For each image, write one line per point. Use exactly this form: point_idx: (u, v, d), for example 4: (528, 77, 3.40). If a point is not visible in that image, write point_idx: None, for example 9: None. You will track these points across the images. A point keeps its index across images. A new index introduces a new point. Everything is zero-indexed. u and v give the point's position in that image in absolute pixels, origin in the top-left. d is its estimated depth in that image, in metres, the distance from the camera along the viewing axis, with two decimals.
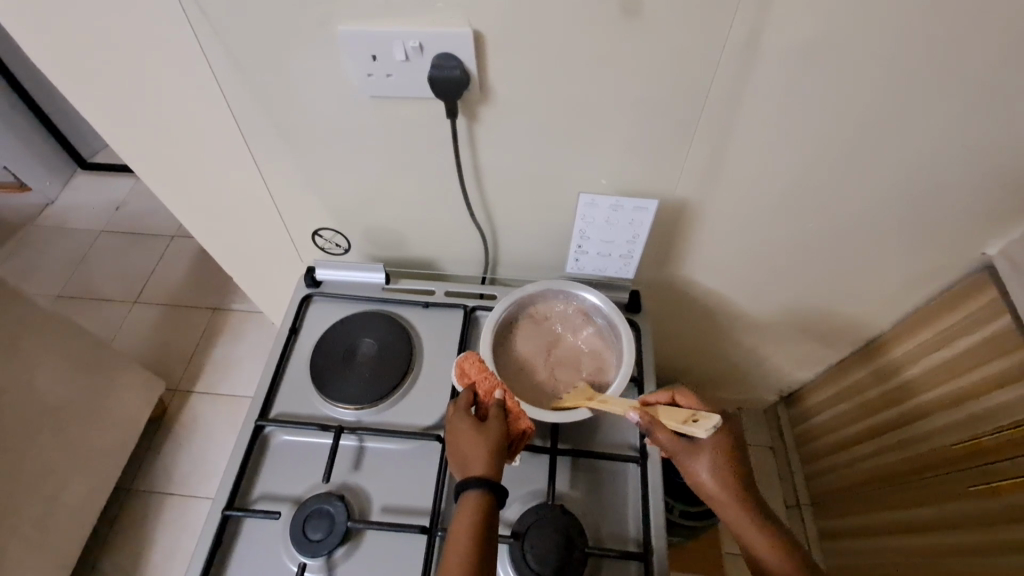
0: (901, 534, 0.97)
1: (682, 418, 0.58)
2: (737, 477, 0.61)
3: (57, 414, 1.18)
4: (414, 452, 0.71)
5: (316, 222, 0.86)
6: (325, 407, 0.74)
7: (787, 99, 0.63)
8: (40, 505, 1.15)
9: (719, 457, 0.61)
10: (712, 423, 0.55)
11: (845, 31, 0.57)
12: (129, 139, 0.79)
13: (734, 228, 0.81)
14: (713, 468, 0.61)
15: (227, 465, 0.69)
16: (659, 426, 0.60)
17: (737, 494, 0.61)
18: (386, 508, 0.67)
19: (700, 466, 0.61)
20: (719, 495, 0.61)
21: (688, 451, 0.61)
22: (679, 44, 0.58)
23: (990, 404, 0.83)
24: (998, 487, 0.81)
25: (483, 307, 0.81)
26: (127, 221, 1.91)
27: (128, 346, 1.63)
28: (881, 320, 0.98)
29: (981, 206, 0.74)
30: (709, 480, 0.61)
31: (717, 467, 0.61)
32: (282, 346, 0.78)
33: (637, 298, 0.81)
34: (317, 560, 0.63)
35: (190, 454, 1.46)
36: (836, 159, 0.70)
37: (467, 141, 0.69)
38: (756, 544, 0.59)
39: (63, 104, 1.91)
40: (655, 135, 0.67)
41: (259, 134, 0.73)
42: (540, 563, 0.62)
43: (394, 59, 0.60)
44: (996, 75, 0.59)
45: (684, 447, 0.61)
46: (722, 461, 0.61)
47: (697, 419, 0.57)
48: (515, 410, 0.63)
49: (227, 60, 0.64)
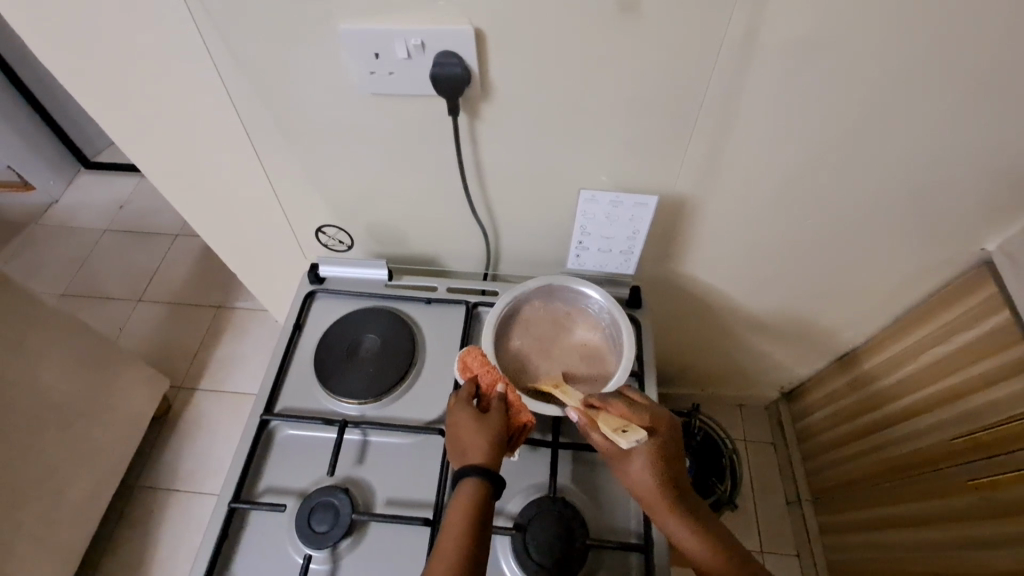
0: (900, 528, 0.97)
1: (613, 425, 0.59)
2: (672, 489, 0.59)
3: (63, 410, 1.19)
4: (418, 446, 0.71)
5: (319, 220, 0.87)
6: (329, 401, 0.75)
7: (784, 96, 0.64)
8: (46, 501, 1.16)
9: (650, 463, 0.60)
10: (636, 437, 0.57)
11: (842, 28, 0.57)
12: (134, 137, 0.80)
13: (734, 224, 0.82)
14: (646, 476, 0.60)
15: (233, 459, 0.70)
16: (594, 432, 0.62)
17: (672, 503, 0.59)
18: (390, 501, 0.68)
19: (631, 473, 0.60)
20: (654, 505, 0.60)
21: (620, 456, 0.61)
22: (677, 42, 0.59)
23: (988, 399, 0.84)
24: (997, 481, 0.82)
25: (485, 303, 0.82)
26: (131, 220, 1.92)
27: (133, 343, 1.64)
28: (881, 316, 0.99)
29: (980, 202, 0.75)
30: (643, 487, 0.60)
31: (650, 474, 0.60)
32: (286, 342, 0.79)
33: (637, 294, 0.82)
34: (322, 551, 0.64)
35: (195, 451, 1.47)
36: (835, 155, 0.70)
37: (469, 138, 0.70)
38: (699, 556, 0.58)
39: (66, 103, 1.91)
40: (655, 131, 0.68)
41: (263, 131, 0.74)
42: (541, 554, 0.63)
43: (396, 56, 0.61)
44: (992, 71, 0.60)
45: (615, 451, 0.61)
46: (653, 468, 0.60)
47: (625, 428, 0.59)
48: (516, 403, 0.64)
49: (230, 57, 0.64)
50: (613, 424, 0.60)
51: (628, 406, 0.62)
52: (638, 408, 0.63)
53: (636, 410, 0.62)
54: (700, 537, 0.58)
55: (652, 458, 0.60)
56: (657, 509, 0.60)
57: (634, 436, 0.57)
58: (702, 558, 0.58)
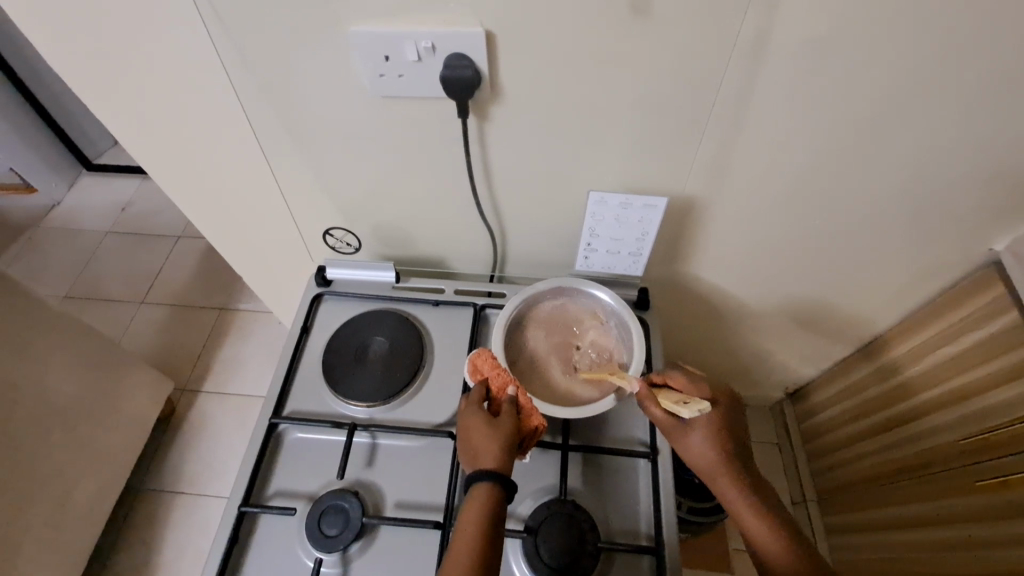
0: (908, 529, 0.97)
1: (676, 399, 0.62)
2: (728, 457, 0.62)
3: (68, 413, 1.19)
4: (427, 449, 0.71)
5: (326, 222, 0.87)
6: (338, 405, 0.75)
7: (794, 98, 0.64)
8: (52, 504, 1.16)
9: (708, 434, 0.62)
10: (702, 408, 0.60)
11: (853, 29, 0.57)
12: (141, 139, 0.80)
13: (742, 225, 0.82)
14: (703, 445, 0.62)
15: (242, 462, 0.69)
16: (654, 409, 0.63)
17: (730, 472, 0.61)
18: (400, 504, 0.68)
19: (690, 440, 0.63)
20: (712, 471, 0.62)
21: (678, 427, 0.63)
22: (687, 43, 0.58)
23: (996, 399, 0.83)
24: (1005, 481, 0.81)
25: (493, 305, 0.82)
26: (133, 222, 1.92)
27: (137, 345, 1.64)
28: (888, 316, 0.99)
29: (989, 202, 0.75)
30: (702, 455, 0.62)
31: (708, 442, 0.62)
32: (294, 345, 0.79)
33: (645, 295, 0.82)
34: (332, 555, 0.64)
35: (199, 453, 1.47)
36: (844, 156, 0.70)
37: (477, 140, 0.70)
38: (752, 526, 0.59)
39: (68, 105, 1.91)
40: (664, 133, 0.67)
41: (271, 133, 0.74)
42: (552, 557, 0.63)
43: (406, 59, 0.61)
44: (1001, 73, 0.60)
45: (673, 423, 0.63)
46: (713, 437, 0.62)
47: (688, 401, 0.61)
48: (527, 407, 0.64)
49: (239, 59, 0.64)
50: (675, 398, 0.63)
51: (689, 380, 0.66)
52: (699, 383, 0.66)
53: (696, 384, 0.65)
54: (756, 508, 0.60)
55: (711, 428, 0.63)
56: (716, 477, 0.62)
57: (697, 408, 0.60)
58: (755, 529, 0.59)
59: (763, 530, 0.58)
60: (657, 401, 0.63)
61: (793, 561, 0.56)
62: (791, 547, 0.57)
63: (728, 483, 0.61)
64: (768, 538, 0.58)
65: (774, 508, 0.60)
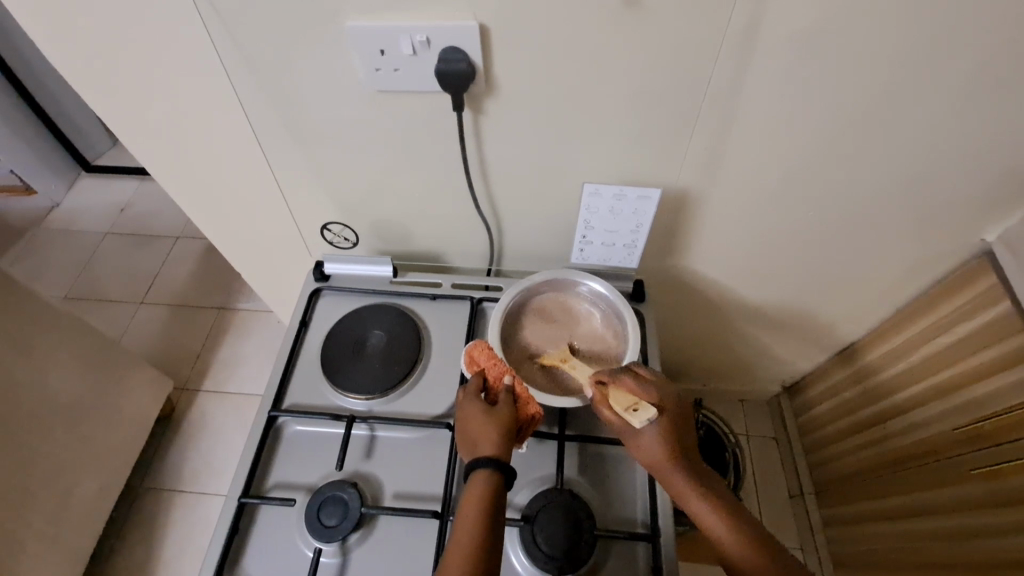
0: (905, 519, 0.97)
1: (625, 405, 0.61)
2: (682, 463, 0.60)
3: (68, 411, 1.19)
4: (424, 441, 0.72)
5: (324, 217, 0.87)
6: (336, 398, 0.75)
7: (785, 90, 0.64)
8: (52, 501, 1.17)
9: (660, 440, 0.60)
10: (649, 415, 0.60)
11: (843, 20, 0.58)
12: (140, 135, 0.80)
13: (736, 217, 0.83)
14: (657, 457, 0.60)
15: (242, 455, 0.70)
16: (604, 408, 0.63)
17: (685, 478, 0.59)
18: (398, 494, 0.68)
19: (640, 447, 0.61)
20: (666, 477, 0.60)
21: (629, 432, 0.61)
22: (679, 34, 0.59)
23: (989, 388, 0.84)
24: (999, 470, 0.82)
25: (489, 299, 0.82)
26: (132, 222, 1.93)
27: (136, 345, 1.64)
28: (882, 308, 1.00)
29: (979, 192, 0.75)
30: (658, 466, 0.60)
31: (661, 449, 0.60)
32: (292, 339, 0.80)
33: (640, 287, 0.82)
34: (332, 545, 0.64)
35: (199, 451, 1.48)
36: (836, 148, 0.71)
37: (473, 133, 0.71)
38: (724, 541, 0.57)
39: (66, 106, 1.92)
40: (658, 126, 0.68)
41: (270, 129, 0.74)
42: (549, 545, 0.64)
43: (402, 53, 0.61)
44: (989, 63, 0.60)
45: (625, 427, 0.62)
46: (664, 446, 0.60)
47: (636, 407, 0.61)
48: (524, 395, 0.65)
49: (237, 55, 0.65)
50: (624, 402, 0.62)
51: (637, 383, 0.64)
52: (646, 384, 0.64)
53: (643, 386, 0.64)
54: (730, 524, 0.57)
55: (662, 434, 0.60)
56: (672, 483, 0.60)
57: (645, 416, 0.60)
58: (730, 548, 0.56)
59: (734, 542, 0.56)
60: (609, 404, 0.63)
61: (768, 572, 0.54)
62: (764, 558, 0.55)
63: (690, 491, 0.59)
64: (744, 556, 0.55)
65: (739, 514, 0.58)
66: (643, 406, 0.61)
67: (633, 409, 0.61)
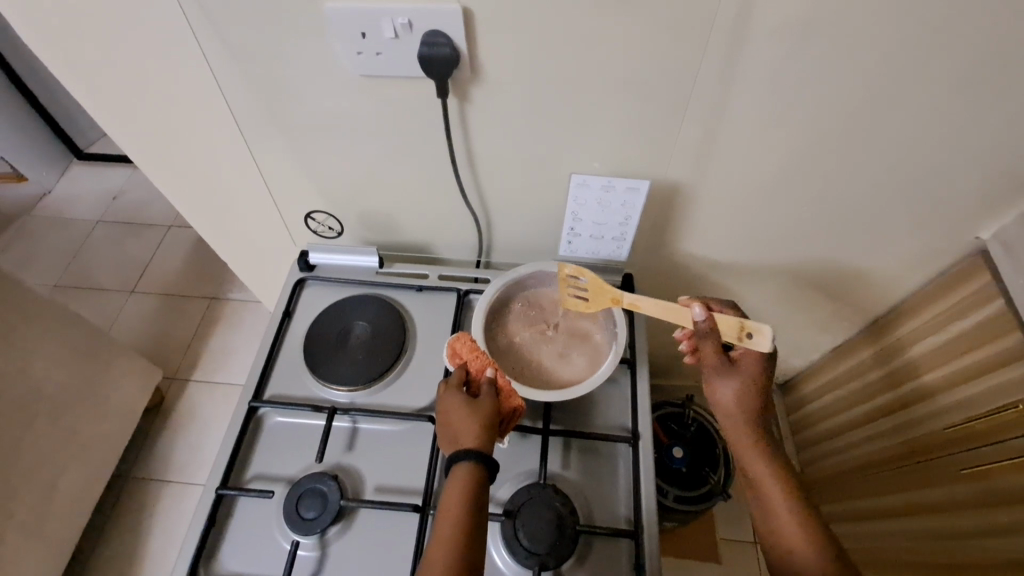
0: (896, 518, 0.96)
1: (739, 332, 0.60)
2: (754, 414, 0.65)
3: (53, 400, 1.18)
4: (407, 433, 0.71)
5: (309, 206, 0.86)
6: (319, 389, 0.74)
7: (777, 81, 0.63)
8: (36, 492, 1.16)
9: (741, 390, 0.65)
10: (767, 339, 0.58)
11: (836, 10, 0.56)
12: (121, 120, 0.79)
13: (728, 211, 0.81)
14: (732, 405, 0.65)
15: (221, 445, 0.69)
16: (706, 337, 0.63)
17: (750, 429, 0.64)
18: (379, 488, 0.68)
19: (718, 388, 0.65)
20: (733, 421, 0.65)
21: (719, 371, 0.65)
22: (668, 20, 0.57)
23: (980, 388, 0.83)
24: (989, 470, 0.81)
25: (476, 291, 0.81)
26: (124, 211, 1.91)
27: (125, 335, 1.63)
28: (876, 304, 0.98)
29: (974, 187, 0.74)
30: (730, 419, 0.66)
31: (740, 397, 0.65)
32: (275, 329, 0.78)
33: (629, 281, 0.81)
34: (310, 538, 0.63)
35: (187, 442, 1.47)
36: (828, 141, 0.70)
37: (458, 121, 0.69)
38: (770, 489, 0.62)
39: (56, 91, 1.89)
40: (648, 117, 0.67)
41: (252, 115, 0.73)
42: (531, 541, 0.63)
43: (383, 36, 0.60)
44: (986, 56, 0.59)
45: (718, 365, 0.64)
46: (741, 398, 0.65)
47: (751, 334, 0.60)
48: (506, 388, 0.64)
49: (215, 37, 0.63)
50: (737, 330, 0.61)
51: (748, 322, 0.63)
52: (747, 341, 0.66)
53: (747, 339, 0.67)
54: (790, 506, 0.60)
55: (747, 388, 0.65)
56: (737, 428, 0.65)
57: (763, 339, 0.58)
58: (785, 527, 0.60)
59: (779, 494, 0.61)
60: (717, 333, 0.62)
61: (800, 527, 0.59)
62: (804, 520, 0.59)
63: (748, 440, 0.64)
64: (798, 541, 0.58)
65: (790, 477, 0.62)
66: (758, 332, 0.59)
67: (746, 336, 0.60)
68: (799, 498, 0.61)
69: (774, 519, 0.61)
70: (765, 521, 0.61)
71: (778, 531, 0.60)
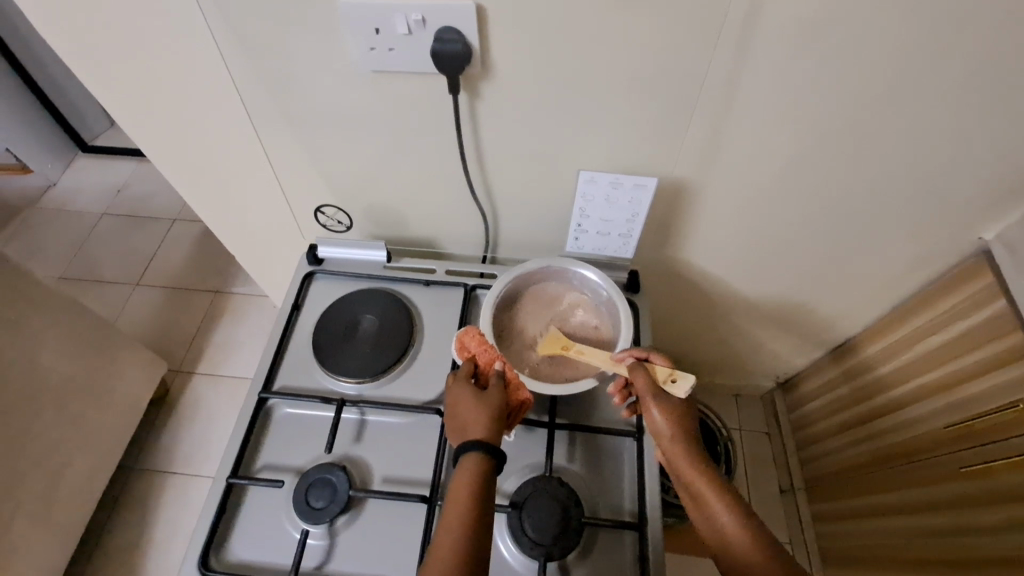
0: (894, 515, 0.97)
1: (665, 375, 0.65)
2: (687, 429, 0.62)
3: (60, 391, 1.19)
4: (414, 426, 0.72)
5: (318, 200, 0.87)
6: (328, 380, 0.75)
7: (785, 80, 0.64)
8: (43, 481, 1.16)
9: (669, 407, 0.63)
10: (691, 384, 0.64)
11: (844, 10, 0.57)
12: (132, 113, 0.79)
13: (733, 210, 0.82)
14: (664, 429, 0.62)
15: (231, 435, 0.70)
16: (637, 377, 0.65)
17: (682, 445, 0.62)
18: (386, 479, 0.68)
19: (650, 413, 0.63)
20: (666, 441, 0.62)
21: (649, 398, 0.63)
22: (678, 18, 0.58)
23: (981, 387, 0.84)
24: (988, 468, 0.82)
25: (483, 285, 0.82)
26: (129, 204, 1.92)
27: (130, 327, 1.64)
28: (879, 304, 0.99)
29: (977, 189, 0.75)
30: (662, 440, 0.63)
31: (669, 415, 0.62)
32: (284, 322, 0.79)
33: (635, 277, 0.82)
34: (319, 527, 0.64)
35: (192, 434, 1.48)
36: (835, 140, 0.70)
37: (468, 116, 0.70)
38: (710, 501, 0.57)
39: (62, 82, 1.90)
40: (656, 114, 0.68)
41: (263, 109, 0.73)
42: (537, 532, 0.63)
43: (396, 32, 0.60)
44: (992, 58, 0.60)
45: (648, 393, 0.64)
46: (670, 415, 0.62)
47: (675, 378, 0.65)
48: (515, 381, 0.65)
49: (228, 31, 0.64)
50: (661, 373, 0.65)
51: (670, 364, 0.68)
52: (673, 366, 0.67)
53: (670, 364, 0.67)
54: (733, 512, 0.56)
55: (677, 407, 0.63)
56: (671, 447, 0.62)
57: (687, 384, 0.64)
58: (730, 535, 0.55)
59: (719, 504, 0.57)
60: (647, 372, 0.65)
61: (745, 534, 0.54)
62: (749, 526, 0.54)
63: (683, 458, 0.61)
64: (747, 547, 0.53)
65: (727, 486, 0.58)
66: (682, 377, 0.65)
67: (672, 380, 0.65)
68: (739, 503, 0.56)
69: (719, 530, 0.56)
70: (713, 537, 0.56)
71: (726, 542, 0.55)
